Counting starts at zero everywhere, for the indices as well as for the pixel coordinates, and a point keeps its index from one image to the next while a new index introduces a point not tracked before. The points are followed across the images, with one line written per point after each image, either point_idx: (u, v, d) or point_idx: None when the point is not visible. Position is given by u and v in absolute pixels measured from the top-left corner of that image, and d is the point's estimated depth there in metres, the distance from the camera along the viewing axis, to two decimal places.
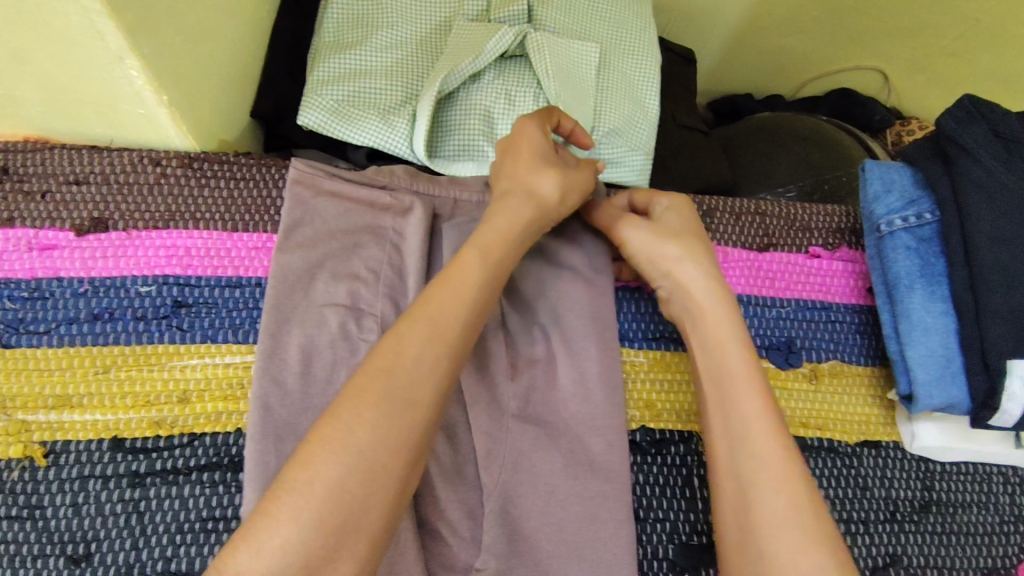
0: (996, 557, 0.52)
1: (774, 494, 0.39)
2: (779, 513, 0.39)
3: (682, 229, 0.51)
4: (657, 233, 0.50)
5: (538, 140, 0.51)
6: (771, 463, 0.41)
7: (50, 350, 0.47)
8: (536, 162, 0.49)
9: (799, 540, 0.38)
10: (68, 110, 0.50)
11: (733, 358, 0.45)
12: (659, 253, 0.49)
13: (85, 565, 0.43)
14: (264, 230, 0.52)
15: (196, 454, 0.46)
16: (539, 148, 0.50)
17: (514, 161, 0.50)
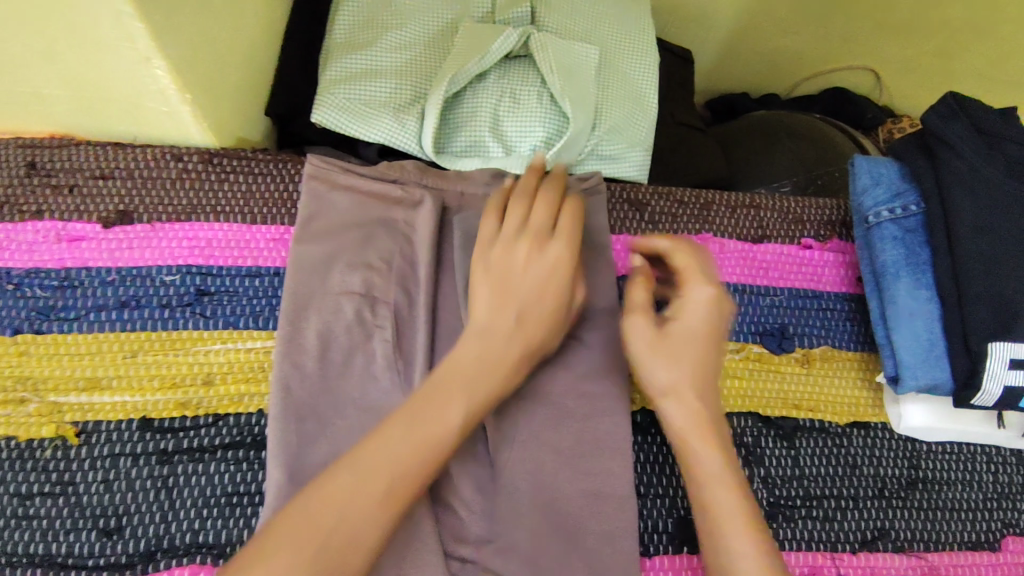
0: (980, 532, 0.55)
1: None
2: None
3: (692, 340, 0.46)
4: (660, 347, 0.46)
5: (557, 263, 0.48)
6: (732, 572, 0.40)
7: (80, 336, 0.50)
8: (553, 298, 0.47)
9: None
10: (95, 108, 0.53)
11: (717, 488, 0.43)
12: (655, 374, 0.46)
13: (117, 537, 0.46)
14: (282, 223, 0.55)
15: (221, 433, 0.48)
16: (560, 289, 0.48)
17: (529, 290, 0.47)
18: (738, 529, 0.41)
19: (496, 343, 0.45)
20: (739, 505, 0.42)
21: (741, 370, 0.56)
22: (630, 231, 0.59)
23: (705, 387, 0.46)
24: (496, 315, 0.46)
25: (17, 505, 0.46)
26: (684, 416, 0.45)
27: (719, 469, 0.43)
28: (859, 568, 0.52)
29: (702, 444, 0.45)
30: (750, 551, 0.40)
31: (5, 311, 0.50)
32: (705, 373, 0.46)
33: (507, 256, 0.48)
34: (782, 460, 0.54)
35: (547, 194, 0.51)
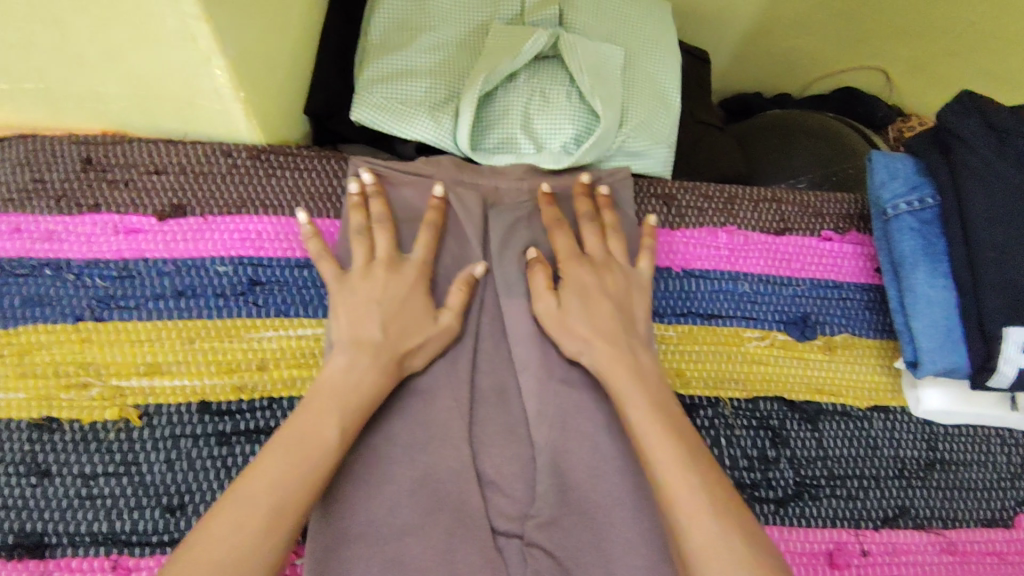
0: (994, 510, 0.57)
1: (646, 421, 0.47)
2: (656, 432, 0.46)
3: (580, 310, 0.53)
4: (565, 326, 0.53)
5: (412, 285, 0.52)
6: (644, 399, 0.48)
7: (140, 323, 0.52)
8: (419, 314, 0.51)
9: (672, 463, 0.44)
10: (149, 106, 0.55)
11: (616, 377, 0.50)
12: (565, 343, 0.53)
13: (180, 514, 0.48)
14: (328, 216, 0.57)
15: (275, 415, 0.51)
16: (421, 310, 0.51)
17: (390, 305, 0.50)
18: (662, 443, 0.45)
19: (360, 359, 0.47)
20: (658, 424, 0.46)
21: (766, 356, 0.58)
22: (659, 225, 0.61)
23: (608, 336, 0.52)
24: (359, 334, 0.49)
25: (81, 486, 0.48)
26: (600, 363, 0.51)
27: (601, 346, 0.51)
28: (882, 544, 0.54)
29: (619, 381, 0.50)
30: (671, 458, 0.44)
31: (67, 300, 0.52)
32: (605, 327, 0.52)
33: (364, 280, 0.51)
34: (807, 442, 0.56)
35: (379, 221, 0.53)
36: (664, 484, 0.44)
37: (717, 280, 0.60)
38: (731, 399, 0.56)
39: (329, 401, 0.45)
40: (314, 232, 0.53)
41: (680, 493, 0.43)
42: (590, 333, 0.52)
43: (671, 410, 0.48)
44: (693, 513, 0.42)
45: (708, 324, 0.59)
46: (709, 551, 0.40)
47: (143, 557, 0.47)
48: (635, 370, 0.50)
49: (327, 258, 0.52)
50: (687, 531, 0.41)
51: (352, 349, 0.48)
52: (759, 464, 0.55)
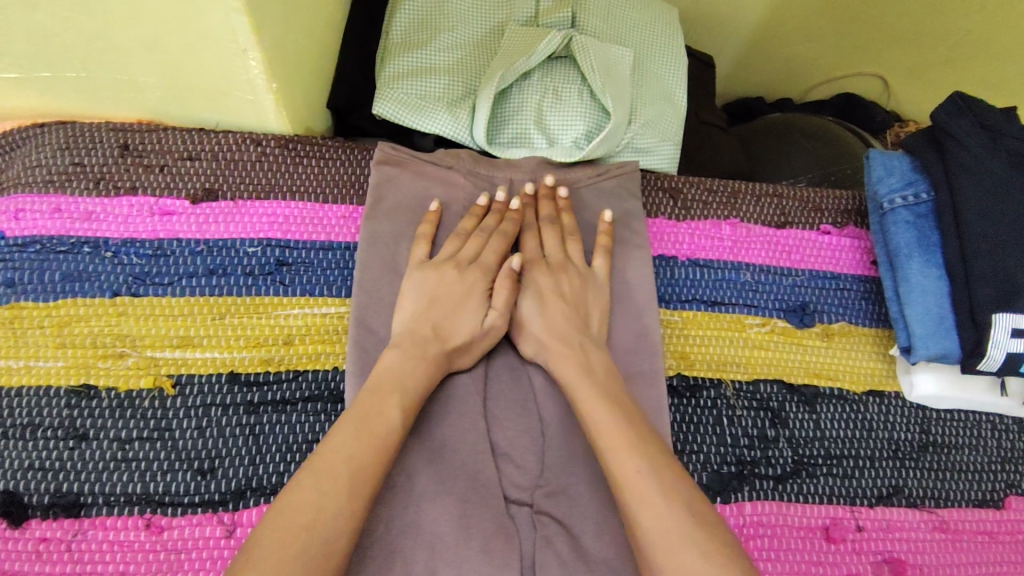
0: (985, 491, 0.60)
1: (592, 407, 0.48)
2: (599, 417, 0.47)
3: (537, 313, 0.56)
4: (524, 329, 0.56)
5: (473, 285, 0.56)
6: (589, 386, 0.50)
7: (174, 298, 0.55)
8: (468, 313, 0.55)
9: (619, 444, 0.45)
10: (184, 95, 0.58)
11: (565, 369, 0.52)
12: (524, 345, 0.56)
13: (211, 477, 0.50)
14: (351, 203, 0.61)
15: (301, 387, 0.53)
16: (473, 306, 0.55)
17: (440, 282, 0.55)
18: (610, 430, 0.46)
19: (411, 353, 0.51)
20: (603, 409, 0.48)
21: (766, 341, 0.61)
22: (665, 216, 0.65)
23: (562, 334, 0.54)
24: (414, 329, 0.52)
25: (117, 449, 0.50)
26: (551, 357, 0.53)
27: (549, 342, 0.54)
28: (877, 521, 0.56)
29: (571, 375, 0.51)
30: (618, 443, 0.45)
31: (104, 276, 0.55)
32: (558, 327, 0.54)
33: (433, 274, 0.55)
34: (806, 422, 0.59)
35: (483, 231, 0.58)
36: (614, 468, 0.44)
37: (719, 269, 0.63)
38: (734, 381, 0.59)
39: (389, 388, 0.48)
40: (435, 219, 0.58)
41: (629, 475, 0.43)
42: (542, 329, 0.55)
43: (618, 394, 0.49)
44: (638, 488, 0.42)
45: (711, 311, 0.62)
46: (658, 529, 0.41)
47: (175, 517, 0.49)
48: (580, 362, 0.52)
49: (424, 243, 0.57)
50: (641, 517, 0.42)
51: (427, 332, 0.52)
52: (759, 442, 0.57)
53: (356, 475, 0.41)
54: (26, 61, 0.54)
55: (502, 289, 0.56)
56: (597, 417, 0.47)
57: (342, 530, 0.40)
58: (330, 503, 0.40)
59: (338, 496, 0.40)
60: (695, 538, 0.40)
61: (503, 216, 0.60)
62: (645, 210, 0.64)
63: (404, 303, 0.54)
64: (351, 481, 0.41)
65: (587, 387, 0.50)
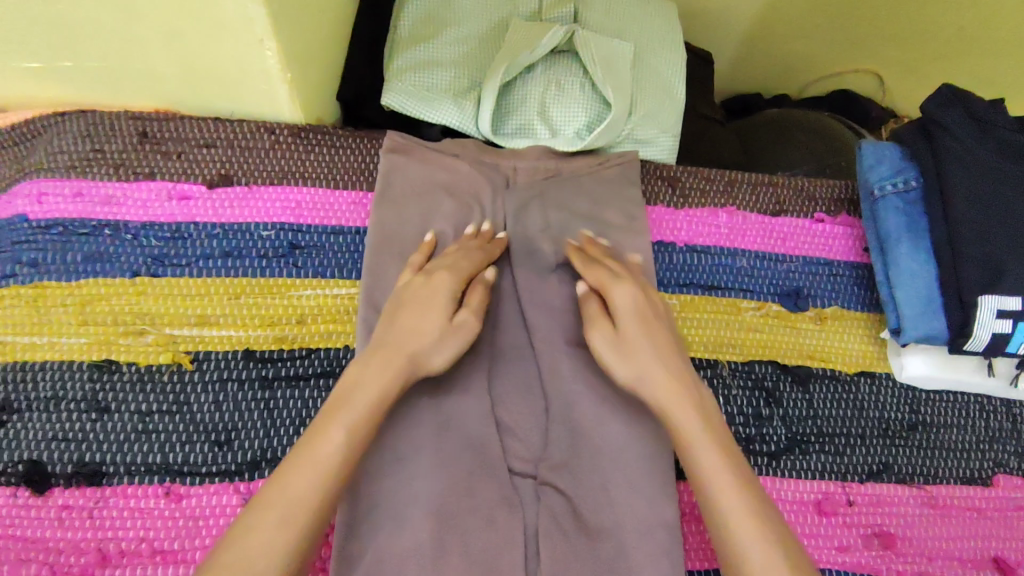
0: (973, 469, 0.61)
1: (685, 406, 0.48)
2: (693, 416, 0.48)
3: (624, 299, 0.54)
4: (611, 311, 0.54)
5: (444, 288, 0.53)
6: (683, 382, 0.50)
7: (192, 279, 0.57)
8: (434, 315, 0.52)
9: (715, 449, 0.46)
10: (201, 83, 0.61)
11: (660, 359, 0.51)
12: (602, 330, 0.54)
13: (227, 448, 0.52)
14: (361, 189, 0.63)
15: (313, 364, 0.56)
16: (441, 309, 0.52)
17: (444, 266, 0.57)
18: (705, 432, 0.47)
19: (371, 359, 0.48)
20: (695, 411, 0.48)
21: (760, 324, 0.63)
22: (664, 204, 0.67)
23: (661, 358, 0.51)
24: (383, 338, 0.50)
25: (138, 421, 0.52)
26: (646, 342, 0.52)
27: (642, 329, 0.53)
28: (867, 496, 0.58)
29: (665, 367, 0.51)
30: (729, 479, 0.44)
31: (125, 257, 0.57)
32: (661, 345, 0.52)
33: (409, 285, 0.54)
34: (799, 401, 0.61)
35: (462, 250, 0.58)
36: (709, 470, 0.45)
37: (716, 255, 0.65)
38: (730, 361, 0.61)
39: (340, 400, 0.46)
40: (427, 248, 0.58)
41: (744, 524, 0.42)
42: (636, 318, 0.53)
43: (706, 397, 0.50)
44: (732, 492, 0.44)
45: (709, 295, 0.64)
46: (749, 531, 0.42)
47: (193, 486, 0.51)
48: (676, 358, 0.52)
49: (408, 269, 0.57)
50: (732, 519, 0.43)
51: None
52: (753, 420, 0.59)
53: (293, 508, 0.40)
54: (51, 51, 0.57)
55: (475, 289, 0.55)
56: (690, 416, 0.48)
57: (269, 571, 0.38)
58: (260, 538, 0.38)
59: (268, 532, 0.39)
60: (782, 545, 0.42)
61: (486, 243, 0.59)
62: (645, 197, 0.67)
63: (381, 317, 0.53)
64: (285, 517, 0.40)
65: (680, 383, 0.50)
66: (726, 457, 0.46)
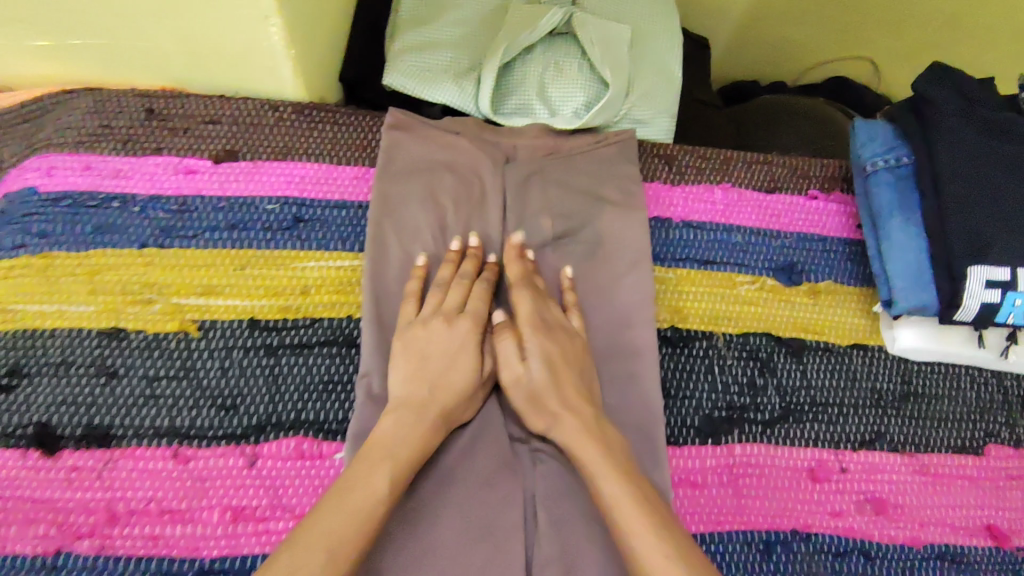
0: (965, 438, 0.62)
1: (569, 430, 0.51)
2: (580, 437, 0.50)
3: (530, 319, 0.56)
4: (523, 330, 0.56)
5: (465, 339, 0.54)
6: (570, 408, 0.52)
7: (198, 250, 0.58)
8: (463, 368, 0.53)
9: (604, 467, 0.48)
10: (208, 62, 0.62)
11: (544, 384, 0.53)
12: (506, 351, 0.55)
13: (233, 413, 0.53)
14: (363, 165, 0.64)
15: (318, 332, 0.57)
16: (468, 363, 0.54)
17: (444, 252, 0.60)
18: (592, 453, 0.49)
19: (410, 415, 0.50)
20: (582, 434, 0.51)
21: (755, 298, 0.64)
22: (661, 181, 0.68)
23: (576, 410, 0.52)
24: (412, 392, 0.51)
25: (146, 386, 0.53)
26: (541, 365, 0.54)
27: (535, 348, 0.54)
28: (860, 463, 0.60)
29: (556, 391, 0.53)
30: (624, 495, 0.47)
31: (133, 228, 0.58)
32: (557, 365, 0.54)
33: (423, 331, 0.54)
34: (793, 372, 0.62)
35: (464, 277, 0.58)
36: (604, 492, 0.47)
37: (712, 230, 0.67)
38: (725, 333, 0.62)
39: (380, 452, 0.47)
40: (424, 275, 0.58)
41: (653, 557, 0.43)
42: (534, 341, 0.55)
43: (596, 418, 0.52)
44: (624, 509, 0.46)
45: (705, 269, 0.65)
46: (645, 544, 0.44)
47: (200, 449, 0.52)
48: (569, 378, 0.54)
49: (412, 301, 0.56)
50: (631, 535, 0.45)
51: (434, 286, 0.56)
52: (747, 389, 0.60)
53: (336, 549, 0.41)
54: (61, 29, 0.58)
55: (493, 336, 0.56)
56: (576, 438, 0.50)
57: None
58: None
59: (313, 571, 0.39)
60: (677, 553, 0.43)
61: (479, 263, 0.59)
62: (642, 175, 0.68)
63: (398, 361, 0.53)
64: (330, 559, 0.40)
65: (570, 409, 0.52)
66: (614, 471, 0.48)
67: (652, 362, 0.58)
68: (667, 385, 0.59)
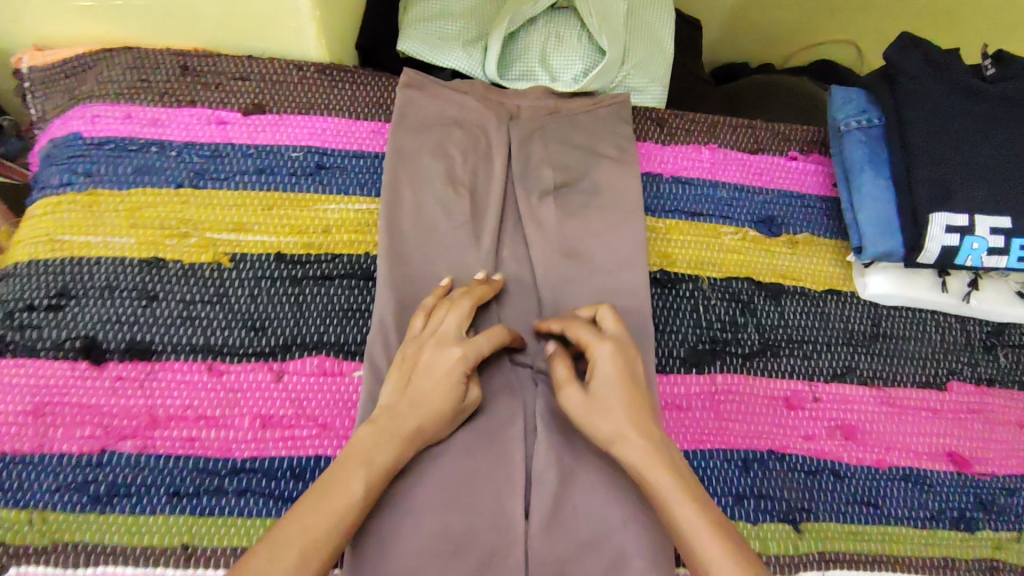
0: (929, 374, 0.68)
1: (638, 452, 0.50)
2: (651, 462, 0.49)
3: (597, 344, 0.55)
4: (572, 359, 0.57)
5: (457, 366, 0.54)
6: (638, 431, 0.51)
7: (230, 191, 0.64)
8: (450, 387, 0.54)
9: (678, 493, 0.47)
10: (238, 23, 0.68)
11: (610, 405, 0.52)
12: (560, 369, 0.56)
13: (261, 334, 0.59)
14: (379, 120, 0.70)
15: (338, 266, 0.62)
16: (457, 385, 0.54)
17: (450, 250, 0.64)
18: (667, 480, 0.48)
19: (383, 431, 0.50)
20: (654, 458, 0.49)
21: (738, 246, 0.70)
22: (653, 140, 0.74)
23: (645, 431, 0.51)
24: (394, 404, 0.53)
25: (183, 308, 0.59)
26: (605, 385, 0.53)
27: (605, 369, 0.54)
28: (832, 393, 0.65)
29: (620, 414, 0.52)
30: (705, 526, 0.45)
31: (170, 171, 0.64)
32: (623, 387, 0.53)
33: (417, 350, 0.55)
34: (772, 313, 0.68)
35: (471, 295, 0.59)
36: (679, 520, 0.46)
37: (699, 185, 0.72)
38: (710, 277, 0.68)
39: (357, 460, 0.48)
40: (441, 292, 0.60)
41: None
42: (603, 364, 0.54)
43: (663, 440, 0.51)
44: (706, 540, 0.45)
45: (693, 219, 0.71)
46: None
47: (232, 364, 0.57)
48: (633, 398, 0.53)
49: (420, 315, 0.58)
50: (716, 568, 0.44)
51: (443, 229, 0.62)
52: (729, 326, 0.66)
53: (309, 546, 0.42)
54: None
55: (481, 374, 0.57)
56: (650, 462, 0.49)
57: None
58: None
59: (285, 569, 0.41)
60: None
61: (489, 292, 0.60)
62: (635, 134, 0.74)
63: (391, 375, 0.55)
64: (302, 556, 0.42)
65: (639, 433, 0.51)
66: (689, 499, 0.47)
67: (642, 298, 0.64)
68: (656, 320, 0.64)
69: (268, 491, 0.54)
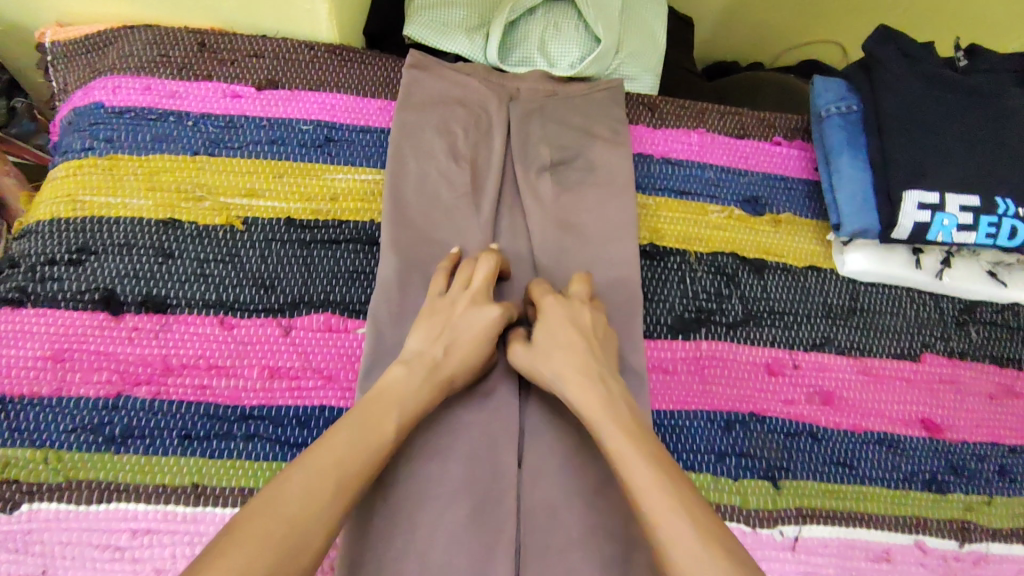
0: (904, 346, 0.72)
1: (597, 412, 0.52)
2: (605, 421, 0.51)
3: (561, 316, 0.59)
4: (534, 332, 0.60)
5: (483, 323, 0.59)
6: (592, 394, 0.54)
7: (243, 159, 0.67)
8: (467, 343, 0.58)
9: (628, 447, 0.49)
10: (253, 4, 0.71)
11: (567, 371, 0.56)
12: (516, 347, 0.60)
13: (270, 292, 0.62)
14: (385, 98, 0.73)
15: (345, 231, 0.66)
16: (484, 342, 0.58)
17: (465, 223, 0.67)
18: (619, 438, 0.50)
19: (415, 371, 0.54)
20: (608, 418, 0.51)
21: (724, 223, 0.74)
22: (645, 124, 0.78)
23: (601, 393, 0.54)
24: (427, 349, 0.57)
25: (197, 266, 0.62)
26: (560, 351, 0.57)
27: (562, 335, 0.58)
28: (811, 362, 0.69)
29: (575, 377, 0.55)
30: (650, 480, 0.46)
31: (187, 139, 0.67)
32: (578, 355, 0.57)
33: (446, 305, 0.60)
34: (755, 286, 0.71)
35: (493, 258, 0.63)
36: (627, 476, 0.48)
37: (688, 166, 0.76)
38: (697, 252, 0.72)
39: (374, 400, 0.51)
40: (454, 259, 0.64)
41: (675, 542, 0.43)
42: (559, 334, 0.58)
43: (620, 404, 0.53)
44: (650, 493, 0.46)
45: (682, 198, 0.74)
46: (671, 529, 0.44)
47: (242, 319, 0.60)
48: (589, 363, 0.56)
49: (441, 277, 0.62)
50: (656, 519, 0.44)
51: None
52: (714, 297, 0.69)
53: (341, 476, 0.45)
54: None
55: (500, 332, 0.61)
56: (604, 423, 0.51)
57: (320, 526, 0.43)
58: (311, 502, 0.43)
59: (321, 499, 0.43)
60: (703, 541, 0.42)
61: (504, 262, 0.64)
62: (628, 118, 0.77)
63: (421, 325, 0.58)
64: (336, 486, 0.44)
65: (592, 397, 0.54)
66: (639, 455, 0.48)
67: (633, 267, 0.67)
68: (646, 289, 0.68)
69: (275, 436, 0.57)
